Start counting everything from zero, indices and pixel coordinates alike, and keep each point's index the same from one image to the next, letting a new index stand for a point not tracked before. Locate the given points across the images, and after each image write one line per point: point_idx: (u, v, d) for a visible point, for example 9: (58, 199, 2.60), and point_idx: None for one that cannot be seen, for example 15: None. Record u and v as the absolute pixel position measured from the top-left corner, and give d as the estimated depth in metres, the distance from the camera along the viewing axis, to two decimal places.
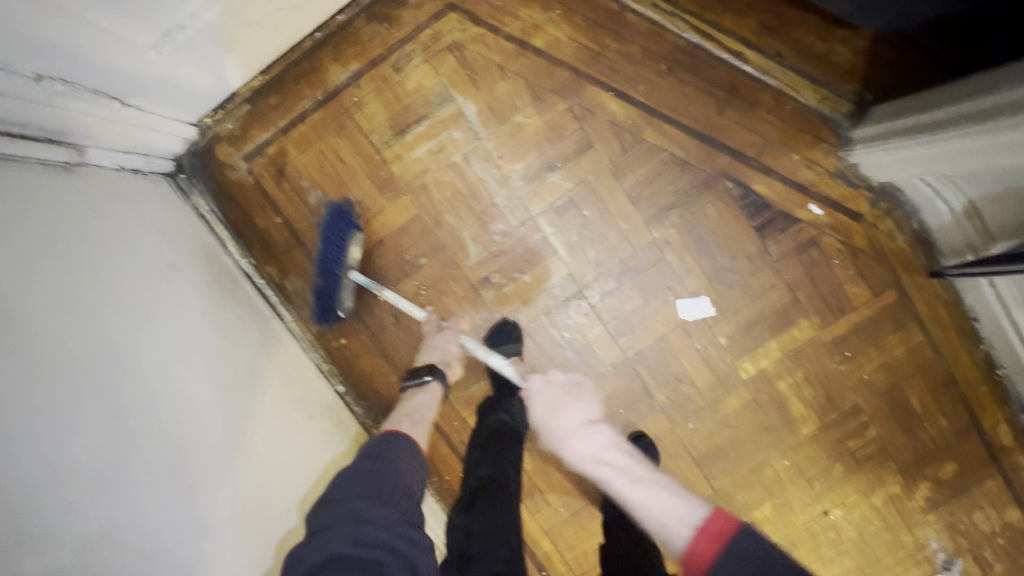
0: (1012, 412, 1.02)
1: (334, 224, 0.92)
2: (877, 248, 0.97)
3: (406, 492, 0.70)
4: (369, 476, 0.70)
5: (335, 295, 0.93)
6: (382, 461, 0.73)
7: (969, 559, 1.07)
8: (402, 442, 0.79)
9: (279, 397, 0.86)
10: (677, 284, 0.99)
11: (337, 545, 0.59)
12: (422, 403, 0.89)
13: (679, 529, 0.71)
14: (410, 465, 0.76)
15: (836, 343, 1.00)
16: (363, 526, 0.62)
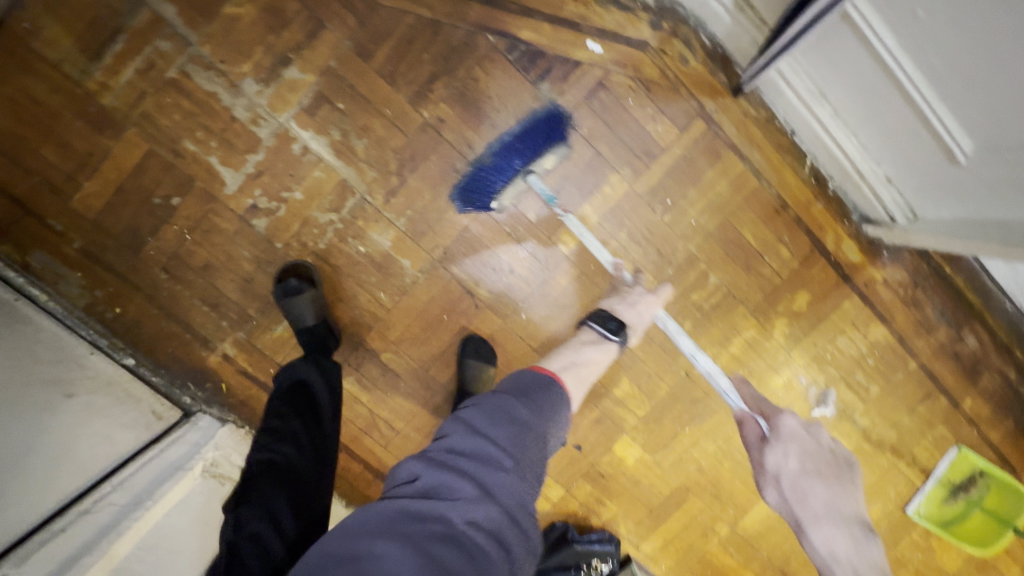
0: (853, 225, 0.95)
1: (548, 131, 0.87)
2: (671, 76, 0.87)
3: (540, 461, 0.65)
4: (514, 420, 0.65)
5: (491, 182, 0.88)
6: (523, 401, 0.68)
7: (843, 387, 1.04)
8: (558, 388, 0.75)
9: (42, 377, 0.76)
10: (466, 165, 0.89)
11: (451, 507, 0.55)
12: (588, 357, 0.85)
13: None
14: (556, 427, 0.70)
15: (653, 192, 0.92)
16: (483, 501, 0.56)
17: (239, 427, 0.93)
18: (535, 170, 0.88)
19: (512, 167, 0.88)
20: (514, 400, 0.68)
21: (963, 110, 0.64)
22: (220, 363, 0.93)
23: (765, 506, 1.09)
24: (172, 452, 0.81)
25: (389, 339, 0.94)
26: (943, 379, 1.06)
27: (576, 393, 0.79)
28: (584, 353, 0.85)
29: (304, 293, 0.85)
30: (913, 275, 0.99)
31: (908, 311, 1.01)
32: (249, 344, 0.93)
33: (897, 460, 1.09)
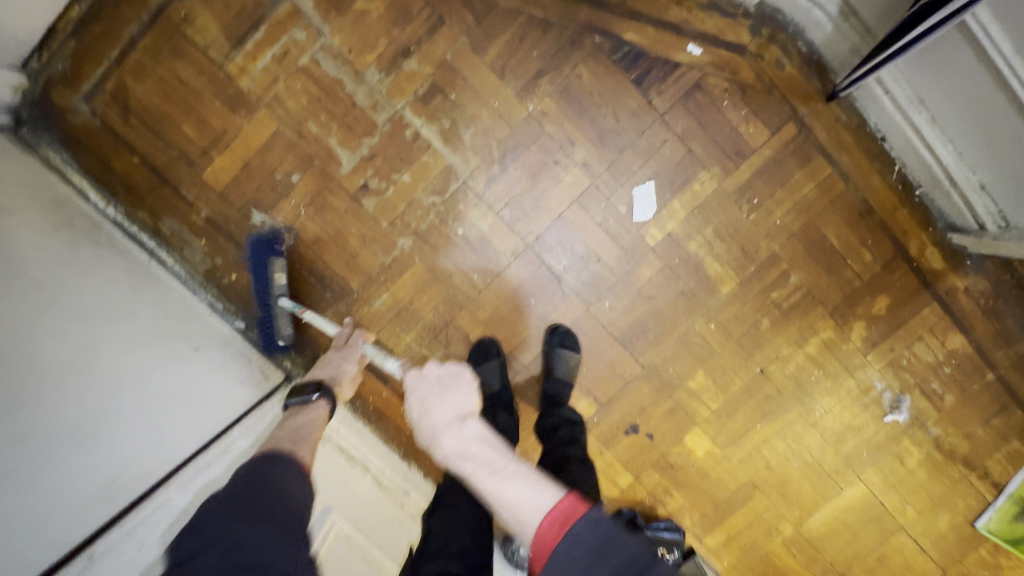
0: (938, 233, 0.96)
1: (257, 255, 0.91)
2: (766, 80, 0.91)
3: (293, 518, 0.59)
4: (241, 502, 0.58)
5: (272, 324, 0.93)
6: (259, 486, 0.61)
7: (918, 394, 1.04)
8: (287, 467, 0.65)
9: (198, 341, 0.86)
10: (564, 158, 0.94)
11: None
12: (453, 408, 0.69)
13: (531, 517, 0.56)
14: (301, 494, 0.64)
15: (740, 191, 0.95)
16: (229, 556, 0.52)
17: None
18: (279, 291, 0.92)
19: (269, 304, 0.93)
20: (240, 486, 0.60)
21: None
22: (321, 333, 0.99)
23: (832, 509, 1.10)
24: (283, 408, 0.88)
25: (478, 320, 0.99)
26: (1021, 393, 1.05)
27: (312, 454, 0.71)
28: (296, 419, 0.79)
29: (492, 359, 0.97)
30: (996, 286, 1.00)
31: (989, 322, 1.01)
32: (347, 316, 0.99)
33: (968, 472, 1.09)
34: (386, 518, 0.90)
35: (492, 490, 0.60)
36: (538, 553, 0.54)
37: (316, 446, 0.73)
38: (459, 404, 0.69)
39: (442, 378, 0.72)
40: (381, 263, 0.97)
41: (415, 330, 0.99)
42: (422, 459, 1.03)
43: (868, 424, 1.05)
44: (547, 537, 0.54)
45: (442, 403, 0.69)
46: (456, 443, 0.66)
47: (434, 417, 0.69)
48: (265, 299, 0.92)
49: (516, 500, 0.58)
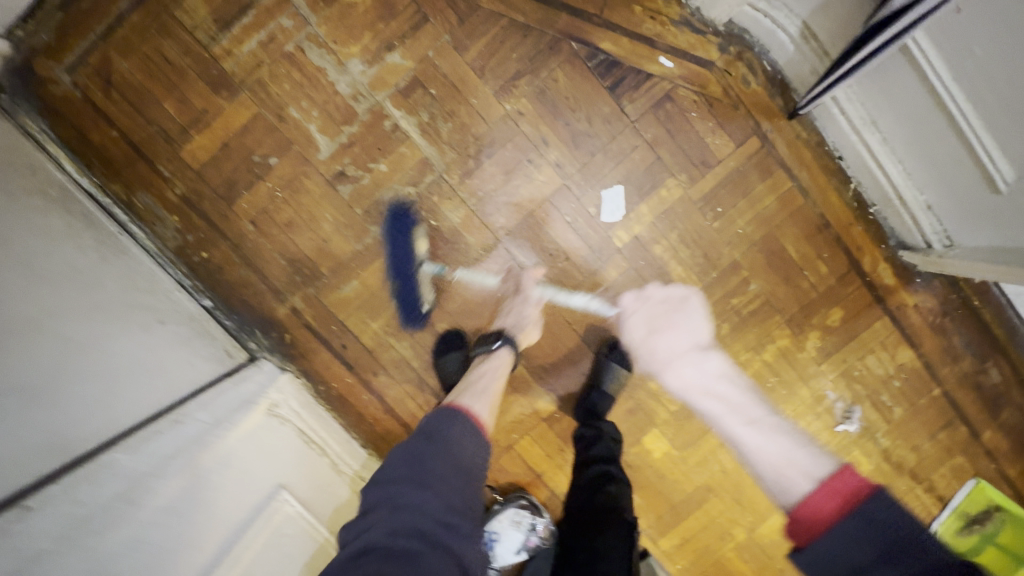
0: (890, 250, 1.01)
1: (396, 227, 0.95)
2: (732, 95, 0.96)
3: (459, 473, 0.70)
4: (412, 458, 0.70)
5: (562, 298, 0.98)
6: (434, 440, 0.73)
7: (868, 406, 1.08)
8: (467, 419, 0.78)
9: (161, 315, 0.85)
10: (537, 157, 0.97)
11: (370, 533, 0.64)
12: (489, 371, 0.90)
13: (798, 483, 0.61)
14: (474, 448, 0.75)
15: (705, 200, 0.99)
16: (394, 513, 0.66)
17: (295, 376, 1.01)
18: (422, 258, 0.96)
19: (411, 272, 0.95)
20: (419, 445, 0.72)
21: (1004, 141, 0.71)
22: (289, 315, 1.00)
23: (784, 516, 1.12)
24: (245, 385, 0.88)
25: (446, 312, 1.02)
26: (964, 409, 1.10)
27: (487, 410, 0.82)
28: (481, 364, 0.91)
29: (454, 351, 1.01)
30: (943, 304, 1.05)
31: (936, 339, 1.06)
32: (317, 300, 1.00)
33: (914, 485, 1.13)
34: (340, 500, 0.91)
35: (749, 437, 0.71)
36: (809, 520, 0.57)
37: (495, 397, 0.86)
38: (681, 341, 0.89)
39: (659, 309, 0.96)
40: (354, 249, 0.99)
41: (385, 318, 1.01)
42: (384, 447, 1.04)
43: (821, 433, 1.09)
44: (813, 509, 0.57)
45: (669, 340, 0.90)
46: (701, 377, 0.82)
47: (659, 351, 0.89)
48: (409, 270, 0.95)
49: (780, 462, 0.64)
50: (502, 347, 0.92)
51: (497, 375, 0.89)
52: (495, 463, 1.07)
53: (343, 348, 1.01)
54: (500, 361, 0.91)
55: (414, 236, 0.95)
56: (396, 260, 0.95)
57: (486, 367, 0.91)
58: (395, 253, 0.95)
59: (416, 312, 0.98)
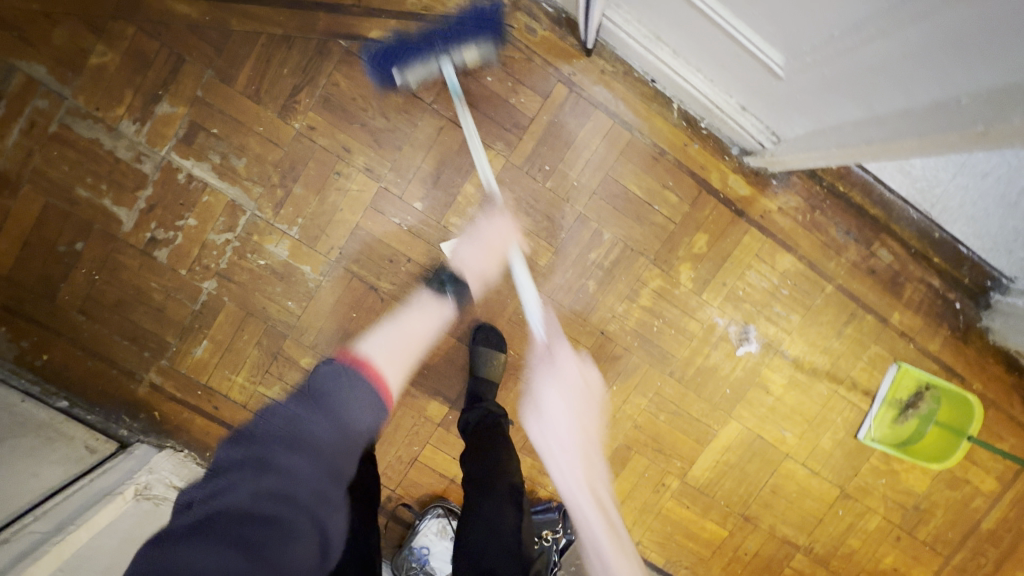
0: (735, 159, 0.97)
1: (472, 20, 0.87)
2: (522, 48, 0.91)
3: (334, 453, 0.74)
4: (330, 391, 0.83)
5: (410, 56, 0.86)
6: (327, 396, 0.83)
7: (764, 322, 1.04)
8: (360, 374, 0.88)
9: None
10: (345, 167, 0.93)
11: (230, 497, 0.64)
12: (410, 322, 0.96)
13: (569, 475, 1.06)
14: (356, 417, 0.81)
15: (529, 161, 0.95)
16: (263, 475, 0.67)
17: (179, 451, 0.98)
18: (452, 57, 0.87)
19: (432, 41, 0.86)
20: (298, 410, 0.81)
21: (764, 26, 0.66)
22: (150, 394, 0.97)
23: (712, 452, 1.09)
24: (103, 479, 0.86)
25: (305, 346, 0.98)
26: (864, 297, 1.05)
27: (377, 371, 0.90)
28: (408, 319, 0.96)
29: None
30: (809, 199, 1.00)
31: (812, 236, 1.02)
32: (171, 371, 0.97)
33: (837, 386, 1.09)
34: None
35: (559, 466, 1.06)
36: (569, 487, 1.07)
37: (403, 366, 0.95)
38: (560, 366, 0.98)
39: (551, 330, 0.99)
40: (191, 310, 0.95)
41: (246, 369, 0.98)
42: None
43: (723, 362, 1.05)
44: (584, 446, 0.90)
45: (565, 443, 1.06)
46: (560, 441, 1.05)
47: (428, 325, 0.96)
48: (432, 38, 0.86)
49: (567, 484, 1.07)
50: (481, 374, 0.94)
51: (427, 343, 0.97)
52: (404, 481, 1.03)
53: (216, 410, 0.99)
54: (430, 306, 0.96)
55: (472, 40, 0.87)
56: (451, 30, 0.87)
57: (420, 301, 0.96)
58: (448, 30, 0.87)
59: (393, 69, 0.87)
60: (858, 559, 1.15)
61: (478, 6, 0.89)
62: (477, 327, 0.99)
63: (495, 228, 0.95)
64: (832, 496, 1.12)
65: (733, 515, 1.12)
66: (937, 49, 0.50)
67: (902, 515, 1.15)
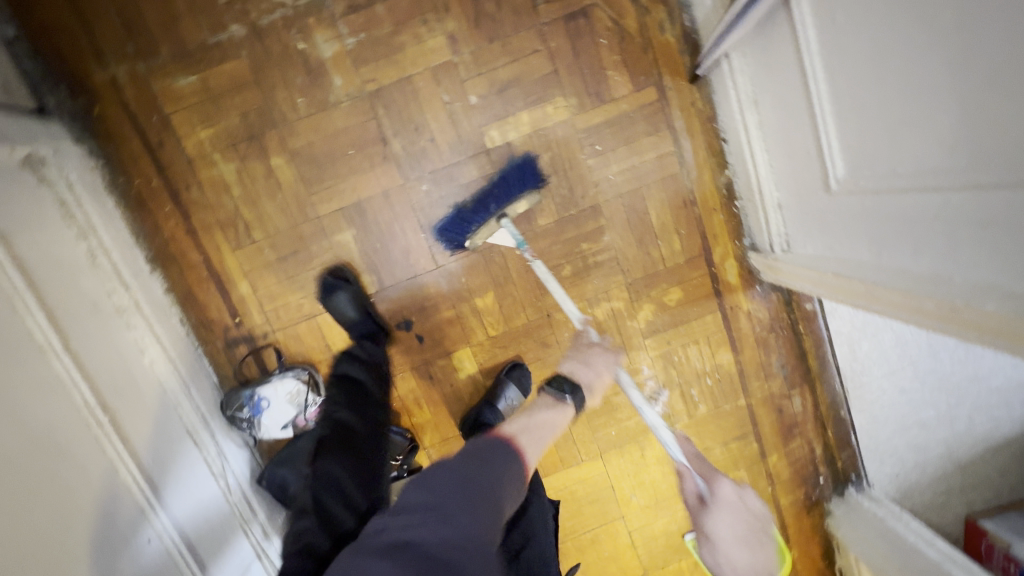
0: (741, 248, 1.03)
1: (522, 175, 0.92)
2: (645, 37, 0.94)
3: (486, 506, 0.54)
4: (465, 483, 0.55)
5: (472, 225, 0.91)
6: (473, 464, 0.59)
7: (676, 394, 1.09)
8: (510, 450, 0.64)
9: None
10: (434, 21, 0.90)
11: (406, 533, 0.50)
12: (547, 418, 0.79)
13: None
14: (512, 491, 0.59)
15: (587, 132, 0.96)
16: (440, 529, 0.50)
17: (92, 156, 0.88)
18: (508, 214, 0.91)
19: (489, 209, 0.91)
20: (464, 466, 0.58)
21: (848, 139, 0.70)
22: (105, 87, 0.88)
23: (565, 475, 1.11)
24: (4, 120, 0.75)
25: (286, 148, 0.92)
26: (761, 426, 1.14)
27: (538, 451, 0.71)
28: (541, 416, 0.78)
29: (341, 288, 0.95)
30: (773, 319, 1.08)
31: (756, 350, 1.09)
32: (142, 82, 0.88)
33: None
34: (77, 289, 0.77)
35: None
36: None
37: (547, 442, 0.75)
38: (744, 555, 0.73)
39: (746, 528, 0.76)
40: (204, 40, 0.88)
41: (215, 129, 0.90)
42: (173, 271, 0.94)
43: (624, 406, 1.09)
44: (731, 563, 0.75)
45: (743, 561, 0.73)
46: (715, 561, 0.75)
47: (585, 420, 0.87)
48: (490, 203, 0.91)
49: None
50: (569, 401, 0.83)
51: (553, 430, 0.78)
52: (290, 329, 0.98)
53: (158, 147, 0.90)
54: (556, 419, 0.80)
55: (522, 194, 0.91)
56: (505, 188, 0.91)
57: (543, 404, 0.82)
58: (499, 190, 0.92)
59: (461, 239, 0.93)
60: None
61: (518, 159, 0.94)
62: (512, 363, 1.03)
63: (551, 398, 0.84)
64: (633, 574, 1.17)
65: None
66: (965, 225, 0.56)
67: None
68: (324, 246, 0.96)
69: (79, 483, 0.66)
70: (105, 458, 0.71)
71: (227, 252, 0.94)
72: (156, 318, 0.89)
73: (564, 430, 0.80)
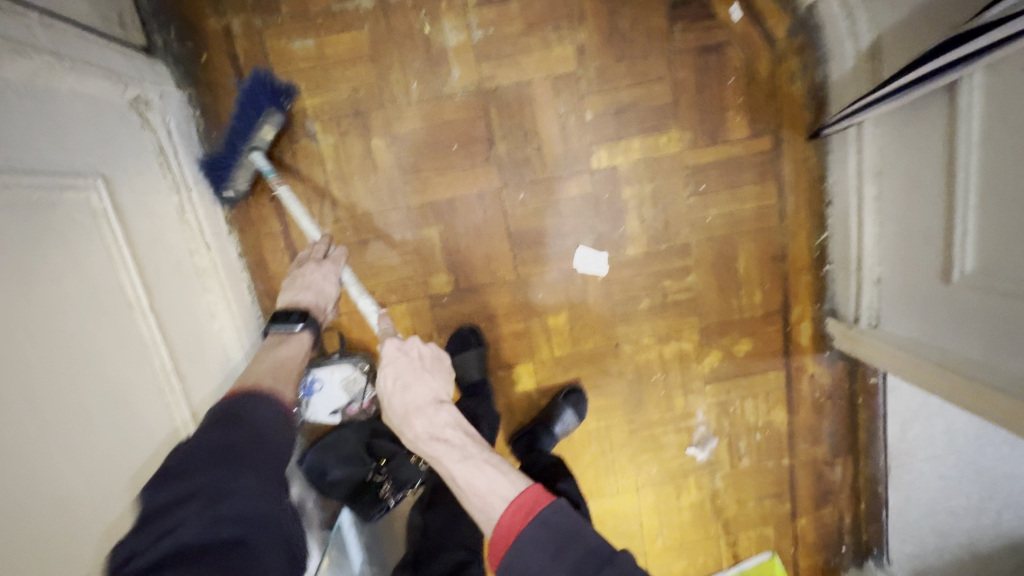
0: (820, 312, 1.01)
1: (252, 94, 0.80)
2: (773, 84, 0.91)
3: (271, 461, 0.58)
4: (237, 441, 0.58)
5: (228, 170, 0.83)
6: (229, 424, 0.60)
7: (723, 443, 1.08)
8: (253, 406, 0.64)
9: None
10: (565, 29, 0.87)
11: (184, 529, 0.47)
12: (280, 356, 0.75)
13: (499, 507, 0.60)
14: (281, 437, 0.64)
15: (695, 170, 0.94)
16: (212, 505, 0.50)
17: (189, 103, 0.85)
18: (259, 146, 0.83)
19: (239, 148, 0.82)
20: (218, 432, 0.58)
21: (986, 233, 0.68)
22: (215, 34, 0.84)
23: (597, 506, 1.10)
24: (114, 55, 0.71)
25: (390, 131, 0.89)
26: (798, 489, 1.13)
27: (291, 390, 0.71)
28: (277, 352, 0.75)
29: (471, 347, 0.95)
30: (834, 386, 1.07)
31: (810, 414, 1.08)
32: (256, 37, 0.84)
33: (721, 534, 1.14)
34: (163, 244, 0.74)
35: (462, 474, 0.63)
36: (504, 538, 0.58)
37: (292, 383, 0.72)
38: (422, 388, 0.71)
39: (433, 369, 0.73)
40: (327, 5, 0.84)
41: (321, 99, 0.87)
42: (249, 236, 0.91)
43: (671, 447, 1.07)
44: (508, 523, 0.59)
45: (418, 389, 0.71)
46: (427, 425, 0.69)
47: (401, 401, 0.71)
48: (235, 141, 0.82)
49: (485, 489, 0.61)
50: (303, 330, 0.78)
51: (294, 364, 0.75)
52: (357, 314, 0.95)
53: None
54: (292, 342, 0.77)
55: (263, 117, 0.81)
56: (240, 112, 0.81)
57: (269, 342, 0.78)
58: (236, 122, 0.81)
59: (219, 186, 0.84)
60: None
61: (259, 75, 0.81)
62: (569, 386, 1.01)
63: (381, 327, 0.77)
64: None
65: None
66: None
67: None
68: (408, 238, 0.93)
69: (151, 448, 0.64)
70: (174, 425, 0.68)
71: (308, 225, 0.91)
72: (229, 282, 0.86)
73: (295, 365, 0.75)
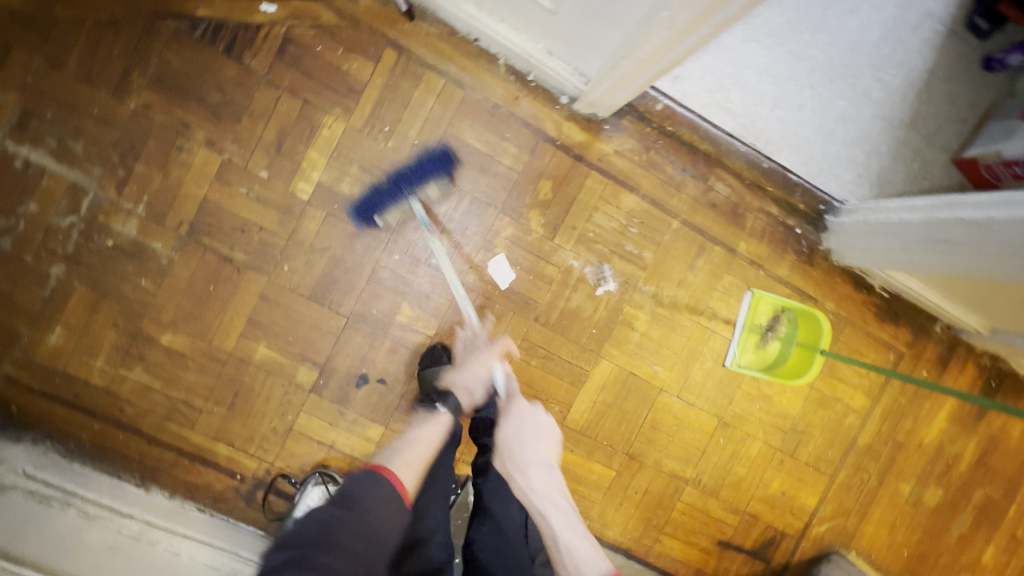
0: (566, 108, 1.03)
1: (433, 159, 0.97)
2: (347, 16, 0.97)
3: (365, 540, 0.63)
4: (331, 522, 0.63)
5: (384, 204, 0.96)
6: (353, 505, 0.66)
7: (618, 261, 1.09)
8: (384, 481, 0.71)
9: None
10: (186, 142, 0.95)
11: None
12: (419, 437, 0.85)
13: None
14: (386, 515, 0.68)
15: (368, 124, 0.99)
16: None
17: (37, 443, 0.97)
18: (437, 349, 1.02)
19: (402, 193, 0.96)
20: (333, 510, 0.65)
21: None
22: (5, 387, 0.96)
23: (589, 396, 1.12)
24: None
25: (163, 323, 0.98)
26: (710, 230, 1.12)
27: (409, 480, 0.76)
28: (413, 435, 0.85)
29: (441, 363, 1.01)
30: (642, 140, 1.07)
31: (650, 175, 1.08)
32: (27, 362, 0.97)
33: (698, 318, 1.14)
34: (79, 546, 0.86)
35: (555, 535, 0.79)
36: None
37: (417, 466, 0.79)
38: (544, 457, 0.85)
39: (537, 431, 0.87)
40: (41, 296, 0.96)
41: (103, 352, 0.98)
42: (164, 479, 1.01)
43: (585, 303, 1.09)
44: None
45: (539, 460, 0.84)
46: (542, 485, 0.82)
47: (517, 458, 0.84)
48: (403, 184, 0.96)
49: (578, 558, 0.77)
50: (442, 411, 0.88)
51: (433, 442, 0.84)
52: (282, 452, 1.03)
53: (76, 398, 0.98)
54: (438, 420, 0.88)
55: (431, 178, 0.97)
56: (417, 171, 0.96)
57: (420, 420, 0.88)
58: (411, 169, 0.96)
59: (371, 215, 0.97)
60: (746, 487, 1.20)
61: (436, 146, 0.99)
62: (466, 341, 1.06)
63: (484, 357, 0.93)
64: (708, 425, 1.17)
65: (617, 456, 1.15)
66: None
67: (782, 438, 1.20)
68: (254, 372, 1.01)
69: None
70: None
71: (187, 433, 1.01)
72: (174, 523, 0.96)
73: (434, 447, 0.84)
